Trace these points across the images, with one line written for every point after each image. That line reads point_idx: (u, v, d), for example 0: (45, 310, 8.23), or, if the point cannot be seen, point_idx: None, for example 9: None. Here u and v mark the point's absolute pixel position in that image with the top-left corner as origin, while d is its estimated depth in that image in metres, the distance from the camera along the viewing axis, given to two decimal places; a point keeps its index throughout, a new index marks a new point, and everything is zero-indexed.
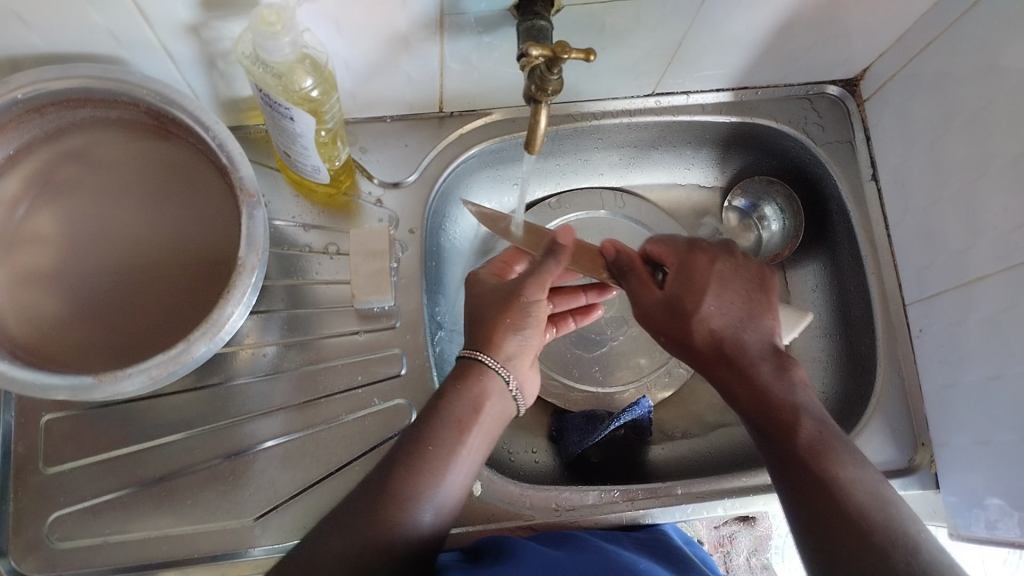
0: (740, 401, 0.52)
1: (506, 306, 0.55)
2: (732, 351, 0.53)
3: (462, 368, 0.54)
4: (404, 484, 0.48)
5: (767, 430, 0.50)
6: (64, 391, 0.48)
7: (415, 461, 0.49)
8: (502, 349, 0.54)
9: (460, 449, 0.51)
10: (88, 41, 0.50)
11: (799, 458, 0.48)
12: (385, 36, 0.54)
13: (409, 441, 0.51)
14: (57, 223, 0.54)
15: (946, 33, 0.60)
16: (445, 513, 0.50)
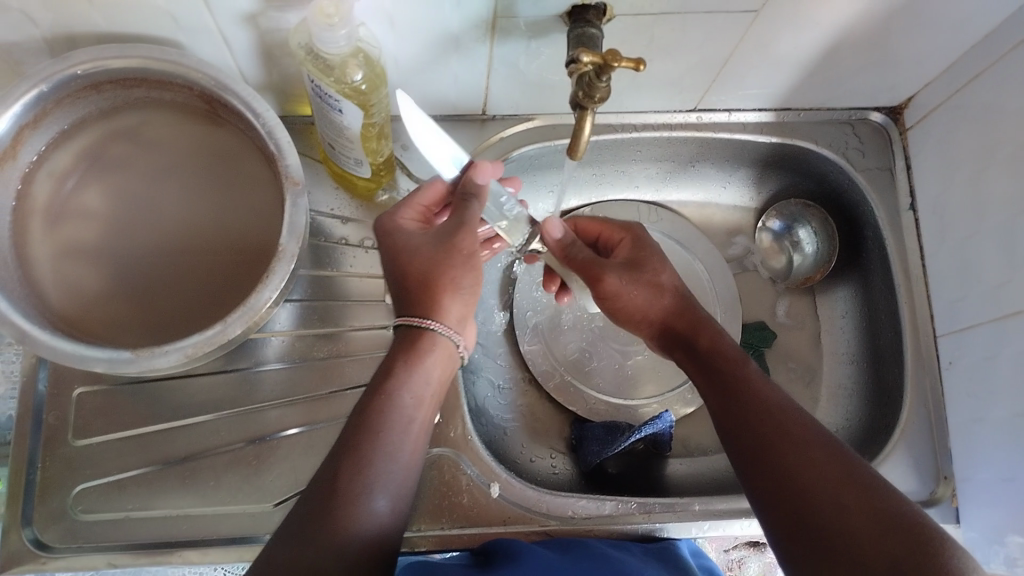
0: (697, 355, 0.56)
1: (448, 260, 0.52)
2: (685, 308, 0.58)
3: (404, 341, 0.52)
4: (363, 475, 0.46)
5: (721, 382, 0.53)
6: (101, 363, 0.49)
7: (366, 443, 0.48)
8: (450, 313, 0.53)
9: (411, 427, 0.50)
10: (148, 22, 0.51)
11: (754, 415, 0.50)
12: (437, 35, 0.55)
13: (356, 426, 0.49)
14: (104, 200, 0.55)
15: (995, 66, 0.60)
16: (402, 497, 0.48)
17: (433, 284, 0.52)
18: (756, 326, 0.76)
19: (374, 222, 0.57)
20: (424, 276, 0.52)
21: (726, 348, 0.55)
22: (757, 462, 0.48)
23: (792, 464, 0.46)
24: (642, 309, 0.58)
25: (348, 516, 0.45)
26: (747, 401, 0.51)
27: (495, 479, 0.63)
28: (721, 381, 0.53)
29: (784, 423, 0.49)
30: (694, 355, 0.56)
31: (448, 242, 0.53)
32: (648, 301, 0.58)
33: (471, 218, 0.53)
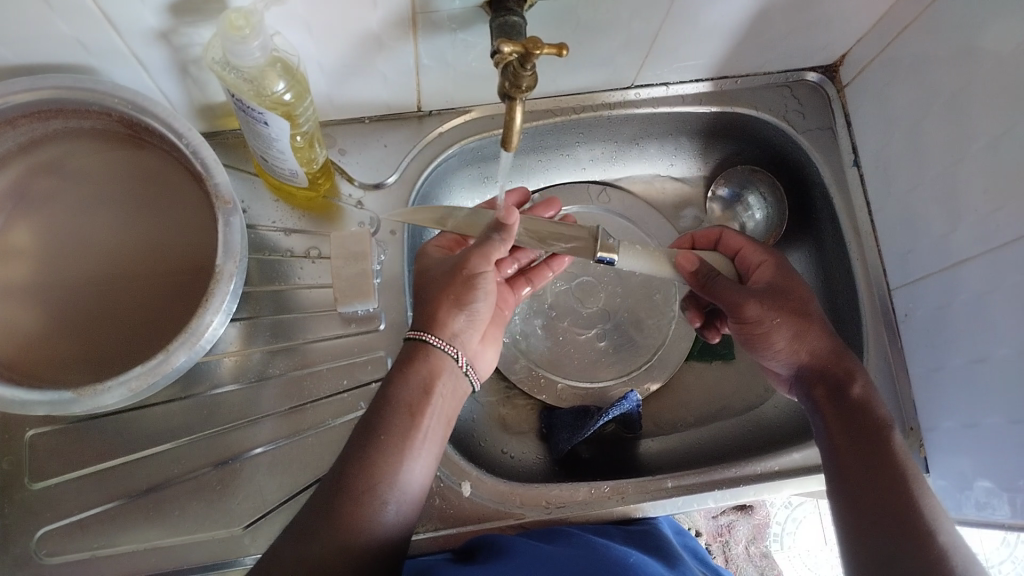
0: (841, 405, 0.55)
1: (451, 279, 0.54)
2: (838, 364, 0.57)
3: (406, 351, 0.53)
4: (364, 477, 0.47)
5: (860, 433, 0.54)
6: (43, 407, 0.48)
7: (370, 455, 0.48)
8: (449, 328, 0.54)
9: (415, 434, 0.50)
10: (57, 51, 0.49)
11: (891, 469, 0.51)
12: (357, 37, 0.54)
13: (363, 434, 0.50)
14: (34, 237, 0.53)
15: (924, 15, 0.60)
16: (408, 503, 0.49)
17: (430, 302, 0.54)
18: None
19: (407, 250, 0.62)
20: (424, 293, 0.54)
21: (873, 407, 0.55)
22: (867, 496, 0.50)
23: (904, 511, 0.48)
24: (819, 356, 0.58)
25: (348, 518, 0.46)
26: (877, 457, 0.52)
27: (465, 477, 0.63)
28: (856, 430, 0.54)
29: (904, 474, 0.50)
30: (826, 399, 0.56)
31: (454, 264, 0.54)
32: (830, 355, 0.58)
33: (484, 244, 0.53)
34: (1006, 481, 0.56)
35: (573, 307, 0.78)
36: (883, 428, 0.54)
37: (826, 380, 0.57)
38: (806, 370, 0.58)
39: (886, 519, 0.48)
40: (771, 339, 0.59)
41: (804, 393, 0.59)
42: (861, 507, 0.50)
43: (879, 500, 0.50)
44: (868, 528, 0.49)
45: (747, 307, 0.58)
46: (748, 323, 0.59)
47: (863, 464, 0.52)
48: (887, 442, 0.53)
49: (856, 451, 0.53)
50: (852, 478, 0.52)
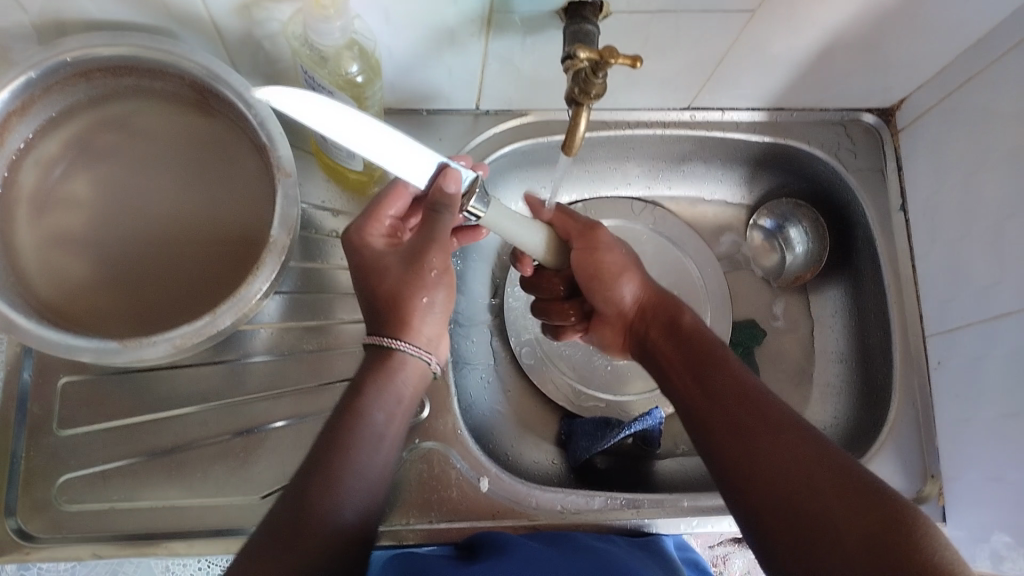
0: (676, 347, 0.57)
1: (414, 274, 0.53)
2: (662, 307, 0.61)
3: (378, 357, 0.53)
4: (330, 487, 0.47)
5: (695, 365, 0.55)
6: (89, 353, 0.49)
7: (336, 460, 0.47)
8: (421, 333, 0.54)
9: (380, 445, 0.51)
10: (140, 10, 0.51)
11: (724, 387, 0.52)
12: (432, 29, 0.54)
13: (330, 439, 0.49)
14: (93, 188, 0.55)
15: (989, 69, 0.60)
16: (366, 514, 0.49)
17: (402, 307, 0.52)
18: (746, 324, 0.77)
19: (342, 234, 0.57)
20: (391, 298, 0.53)
21: (704, 333, 0.58)
22: (717, 422, 0.50)
23: (749, 418, 0.49)
24: (650, 300, 0.62)
25: (310, 528, 0.45)
26: (712, 375, 0.53)
27: (484, 472, 0.63)
28: (694, 357, 0.55)
29: (741, 383, 0.51)
30: (662, 337, 0.59)
31: (411, 255, 0.53)
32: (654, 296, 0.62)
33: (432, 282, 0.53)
34: None
35: None
36: (717, 348, 0.55)
37: (658, 320, 0.61)
38: (641, 318, 0.62)
39: (738, 436, 0.48)
40: (611, 290, 0.62)
41: (644, 344, 0.61)
42: (714, 431, 0.50)
43: (725, 419, 0.50)
44: (723, 453, 0.49)
45: (593, 254, 0.62)
46: (594, 277, 0.63)
47: (707, 390, 0.52)
48: (721, 364, 0.54)
49: (695, 378, 0.54)
50: (702, 406, 0.52)
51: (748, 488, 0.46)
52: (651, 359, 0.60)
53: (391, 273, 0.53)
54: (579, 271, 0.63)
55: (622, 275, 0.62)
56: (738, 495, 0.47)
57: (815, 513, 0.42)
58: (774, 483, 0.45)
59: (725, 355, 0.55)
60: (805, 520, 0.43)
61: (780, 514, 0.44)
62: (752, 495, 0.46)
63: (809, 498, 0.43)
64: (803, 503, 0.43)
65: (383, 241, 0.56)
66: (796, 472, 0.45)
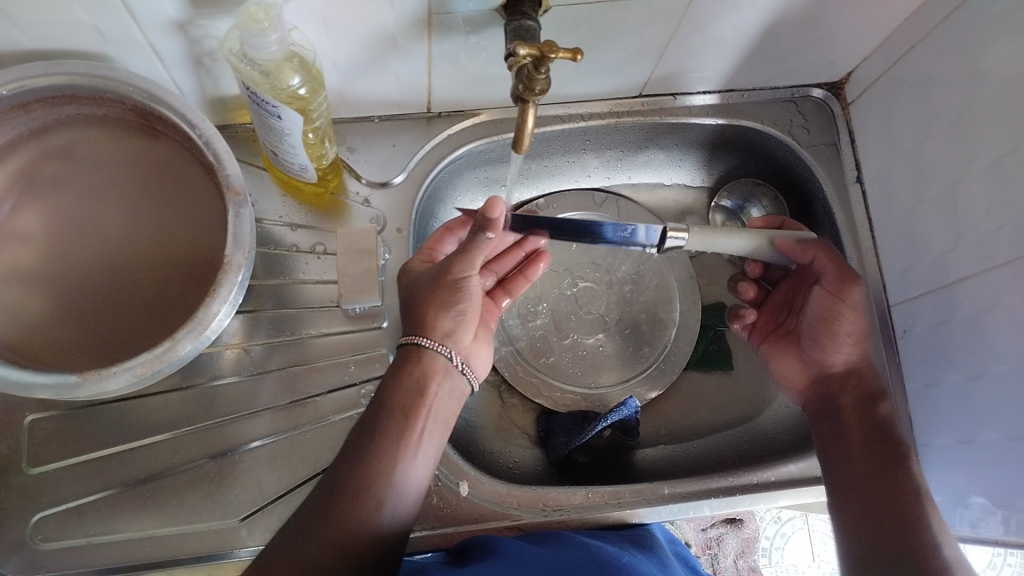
0: (864, 420, 0.58)
1: (435, 284, 0.55)
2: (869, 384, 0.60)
3: (402, 356, 0.54)
4: (362, 477, 0.48)
5: (876, 444, 0.56)
6: (48, 390, 0.48)
7: (367, 455, 0.49)
8: (437, 328, 0.55)
9: (411, 435, 0.52)
10: (74, 37, 0.50)
11: (893, 476, 0.54)
12: (372, 36, 0.54)
13: (362, 434, 0.51)
14: (43, 222, 0.53)
15: (930, 36, 0.60)
16: (405, 501, 0.50)
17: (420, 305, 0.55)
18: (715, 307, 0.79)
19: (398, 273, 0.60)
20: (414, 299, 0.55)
21: (896, 427, 0.58)
22: (869, 506, 0.53)
23: (900, 514, 0.52)
24: (860, 369, 0.61)
25: (343, 512, 0.47)
26: (890, 469, 0.54)
27: (463, 477, 0.63)
28: (876, 444, 0.56)
29: (910, 489, 0.53)
30: (854, 406, 0.59)
31: (437, 270, 0.55)
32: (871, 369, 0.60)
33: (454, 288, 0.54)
34: (1001, 497, 0.57)
35: (574, 313, 0.78)
36: (902, 445, 0.56)
37: (859, 387, 0.60)
38: (842, 378, 0.61)
39: (889, 532, 0.51)
40: (828, 344, 0.61)
41: (828, 398, 0.61)
42: (864, 509, 0.53)
43: (881, 514, 0.52)
44: (872, 535, 0.51)
45: (837, 302, 0.60)
46: (824, 321, 0.61)
47: (871, 476, 0.54)
48: (899, 455, 0.55)
49: (869, 460, 0.56)
50: (860, 490, 0.54)
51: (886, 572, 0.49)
52: (830, 415, 0.60)
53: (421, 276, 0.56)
54: (813, 306, 0.62)
55: (845, 335, 0.61)
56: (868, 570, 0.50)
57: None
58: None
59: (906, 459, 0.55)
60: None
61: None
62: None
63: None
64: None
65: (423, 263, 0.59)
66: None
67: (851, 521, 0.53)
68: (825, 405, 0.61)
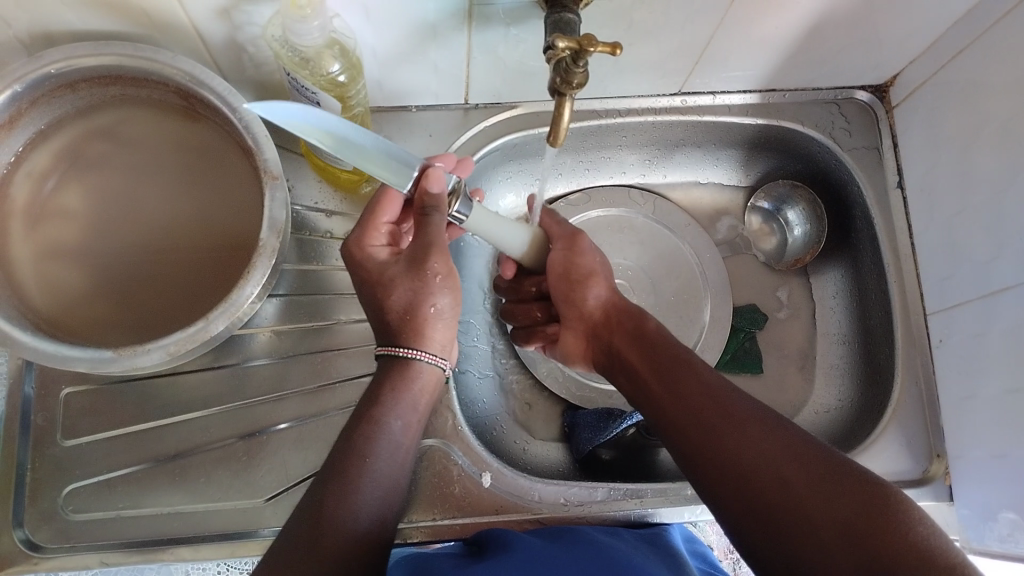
0: (640, 360, 0.55)
1: (415, 276, 0.51)
2: (618, 314, 0.61)
3: (390, 370, 0.53)
4: (344, 496, 0.46)
5: (657, 370, 0.53)
6: (83, 363, 0.49)
7: (353, 472, 0.47)
8: (432, 340, 0.53)
9: (391, 458, 0.50)
10: (121, 19, 0.51)
11: (698, 394, 0.49)
12: (413, 25, 0.54)
13: (347, 446, 0.49)
14: (84, 199, 0.55)
15: (979, 41, 0.59)
16: (382, 522, 0.48)
17: (416, 316, 0.52)
18: (747, 309, 0.76)
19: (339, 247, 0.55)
20: (403, 308, 0.52)
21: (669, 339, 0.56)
22: (693, 431, 0.47)
23: (724, 421, 0.46)
24: (614, 306, 0.62)
25: (332, 525, 0.44)
26: (679, 388, 0.50)
27: (486, 468, 0.63)
28: (661, 365, 0.53)
29: (715, 395, 0.49)
30: (627, 347, 0.58)
31: (412, 258, 0.51)
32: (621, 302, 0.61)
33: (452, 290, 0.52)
34: None
35: None
36: (680, 354, 0.54)
37: (625, 323, 0.60)
38: (608, 322, 0.61)
39: (710, 448, 0.46)
40: (577, 296, 0.63)
41: (608, 349, 0.60)
42: (694, 437, 0.47)
43: (704, 436, 0.46)
44: (696, 459, 0.46)
45: (571, 250, 0.63)
46: (567, 277, 0.63)
47: (684, 405, 0.49)
48: (691, 368, 0.52)
49: (664, 381, 0.52)
50: (683, 427, 0.48)
51: (720, 494, 0.44)
52: (616, 366, 0.59)
53: (398, 287, 0.51)
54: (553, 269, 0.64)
55: (590, 279, 0.63)
56: (707, 495, 0.46)
57: (792, 509, 0.40)
58: (741, 482, 0.43)
59: (699, 371, 0.51)
60: (785, 517, 0.40)
61: (754, 509, 0.42)
62: (729, 506, 0.44)
63: (793, 506, 0.41)
64: (781, 504, 0.41)
65: (382, 251, 0.53)
66: (765, 469, 0.43)
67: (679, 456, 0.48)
68: (609, 359, 0.60)
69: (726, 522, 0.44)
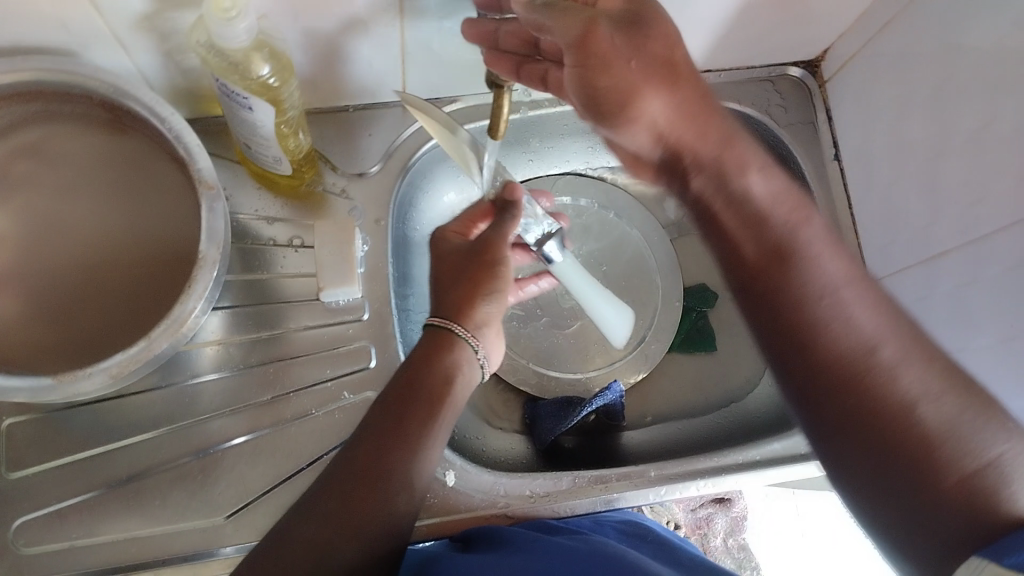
0: (765, 253, 0.47)
1: (477, 262, 0.56)
2: (691, 140, 0.48)
3: (434, 337, 0.54)
4: (364, 472, 0.47)
5: (777, 267, 0.47)
6: (22, 392, 0.47)
7: (376, 446, 0.48)
8: (472, 318, 0.55)
9: (426, 428, 0.50)
10: (37, 33, 0.49)
11: (831, 328, 0.44)
12: (344, 23, 0.53)
13: (381, 418, 0.50)
14: (11, 221, 0.53)
15: (904, 13, 0.60)
16: (414, 491, 0.48)
17: (466, 292, 0.55)
18: (698, 288, 0.78)
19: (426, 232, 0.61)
20: (449, 283, 0.56)
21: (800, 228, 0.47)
22: (829, 368, 0.44)
23: (857, 366, 0.43)
24: (683, 108, 0.47)
25: (342, 506, 0.46)
26: (789, 293, 0.46)
27: (450, 466, 0.62)
28: (785, 285, 0.46)
29: (860, 335, 0.43)
30: (730, 207, 0.49)
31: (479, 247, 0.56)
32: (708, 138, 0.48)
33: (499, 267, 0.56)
34: None
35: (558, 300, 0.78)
36: (823, 285, 0.45)
37: (711, 158, 0.49)
38: (695, 135, 0.48)
39: (841, 387, 0.43)
40: (625, 120, 0.47)
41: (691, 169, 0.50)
42: (824, 366, 0.44)
43: (842, 372, 0.44)
44: (819, 392, 0.45)
45: (598, 51, 0.44)
46: (592, 62, 0.44)
47: (817, 318, 0.45)
48: (828, 300, 0.45)
49: (800, 298, 0.46)
50: (818, 348, 0.44)
51: (823, 413, 0.45)
52: (710, 216, 0.50)
53: (456, 269, 0.56)
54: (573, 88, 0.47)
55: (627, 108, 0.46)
56: (808, 415, 0.46)
57: (887, 428, 0.42)
58: (866, 422, 0.42)
59: (812, 287, 0.45)
60: (895, 443, 0.41)
61: (853, 426, 0.43)
62: (835, 435, 0.44)
63: (886, 425, 0.42)
64: (884, 425, 0.42)
65: (456, 233, 0.59)
66: (890, 403, 0.42)
67: (784, 385, 0.47)
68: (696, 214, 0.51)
69: (818, 434, 0.45)
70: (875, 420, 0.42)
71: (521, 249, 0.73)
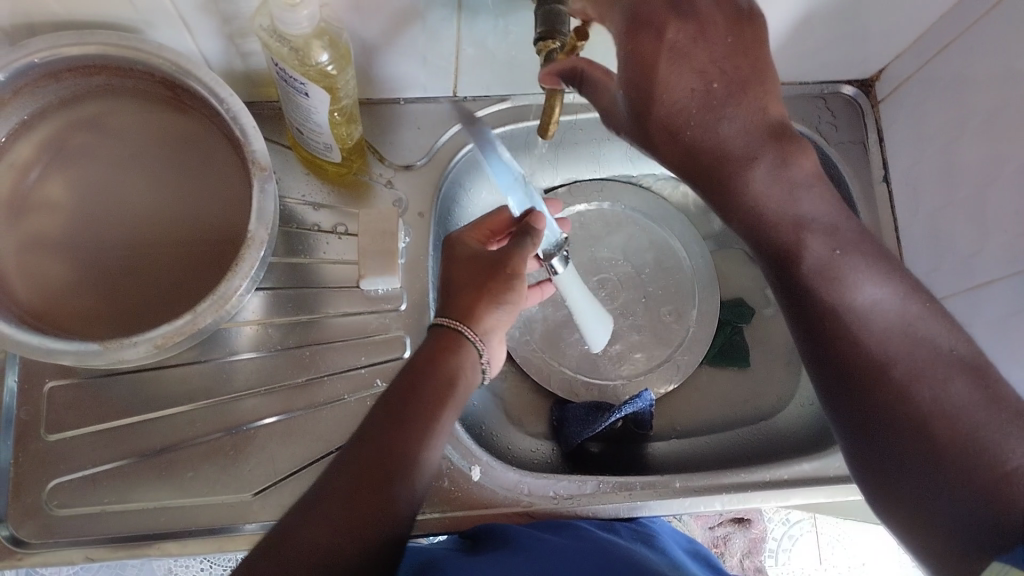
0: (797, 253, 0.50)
1: (488, 274, 0.55)
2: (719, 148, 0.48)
3: (439, 335, 0.53)
4: (366, 475, 0.45)
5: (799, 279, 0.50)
6: (69, 355, 0.49)
7: (375, 447, 0.46)
8: (481, 323, 0.54)
9: (428, 428, 0.48)
10: (104, 7, 0.50)
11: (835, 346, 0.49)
12: (403, 15, 0.54)
13: (380, 416, 0.48)
14: (68, 190, 0.54)
15: (963, 37, 0.60)
16: (415, 496, 0.47)
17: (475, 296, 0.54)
18: (735, 303, 0.78)
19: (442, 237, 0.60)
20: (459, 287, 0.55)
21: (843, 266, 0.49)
22: (846, 375, 0.48)
23: (878, 377, 0.47)
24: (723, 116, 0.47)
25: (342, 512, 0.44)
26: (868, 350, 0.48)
27: (475, 461, 0.63)
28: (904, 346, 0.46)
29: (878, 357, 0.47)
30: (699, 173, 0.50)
31: (495, 258, 0.56)
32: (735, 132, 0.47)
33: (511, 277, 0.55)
34: None
35: None
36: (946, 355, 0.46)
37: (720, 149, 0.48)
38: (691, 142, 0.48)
39: (866, 388, 0.47)
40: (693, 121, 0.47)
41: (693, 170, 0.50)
42: (833, 377, 0.49)
43: (851, 380, 0.48)
44: (879, 411, 0.47)
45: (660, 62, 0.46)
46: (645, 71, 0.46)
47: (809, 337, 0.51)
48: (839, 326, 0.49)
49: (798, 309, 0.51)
50: (832, 363, 0.49)
51: (868, 429, 0.48)
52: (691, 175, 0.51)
53: (467, 275, 0.55)
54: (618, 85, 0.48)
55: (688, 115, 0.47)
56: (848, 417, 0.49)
57: (920, 442, 0.45)
58: (871, 423, 0.47)
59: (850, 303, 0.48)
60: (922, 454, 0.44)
61: (898, 441, 0.46)
62: (873, 443, 0.47)
63: (907, 439, 0.45)
64: (923, 447, 0.44)
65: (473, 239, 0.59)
66: (913, 414, 0.45)
67: (833, 398, 0.50)
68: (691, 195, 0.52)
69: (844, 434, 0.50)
70: (905, 433, 0.45)
71: (538, 287, 0.70)
